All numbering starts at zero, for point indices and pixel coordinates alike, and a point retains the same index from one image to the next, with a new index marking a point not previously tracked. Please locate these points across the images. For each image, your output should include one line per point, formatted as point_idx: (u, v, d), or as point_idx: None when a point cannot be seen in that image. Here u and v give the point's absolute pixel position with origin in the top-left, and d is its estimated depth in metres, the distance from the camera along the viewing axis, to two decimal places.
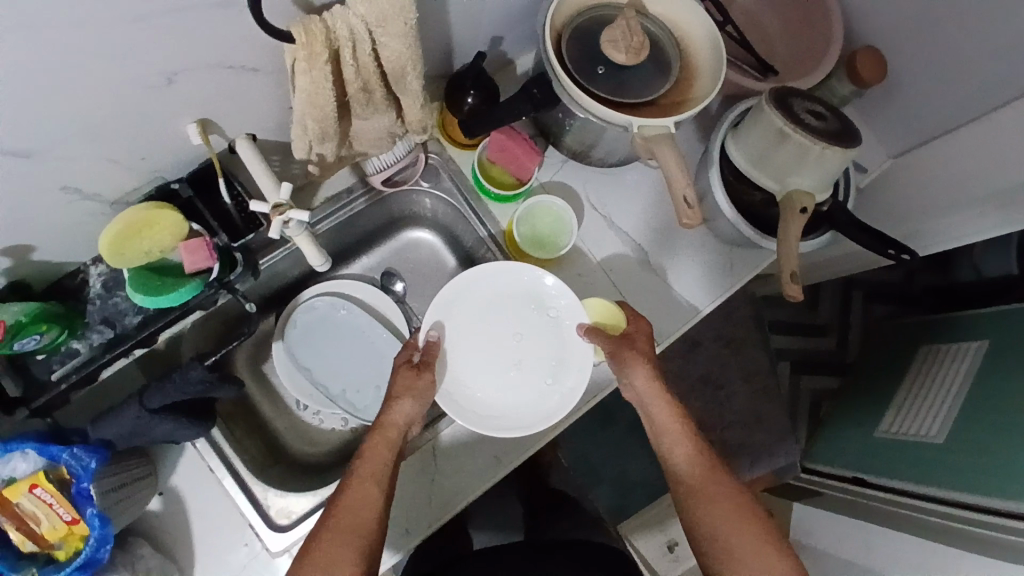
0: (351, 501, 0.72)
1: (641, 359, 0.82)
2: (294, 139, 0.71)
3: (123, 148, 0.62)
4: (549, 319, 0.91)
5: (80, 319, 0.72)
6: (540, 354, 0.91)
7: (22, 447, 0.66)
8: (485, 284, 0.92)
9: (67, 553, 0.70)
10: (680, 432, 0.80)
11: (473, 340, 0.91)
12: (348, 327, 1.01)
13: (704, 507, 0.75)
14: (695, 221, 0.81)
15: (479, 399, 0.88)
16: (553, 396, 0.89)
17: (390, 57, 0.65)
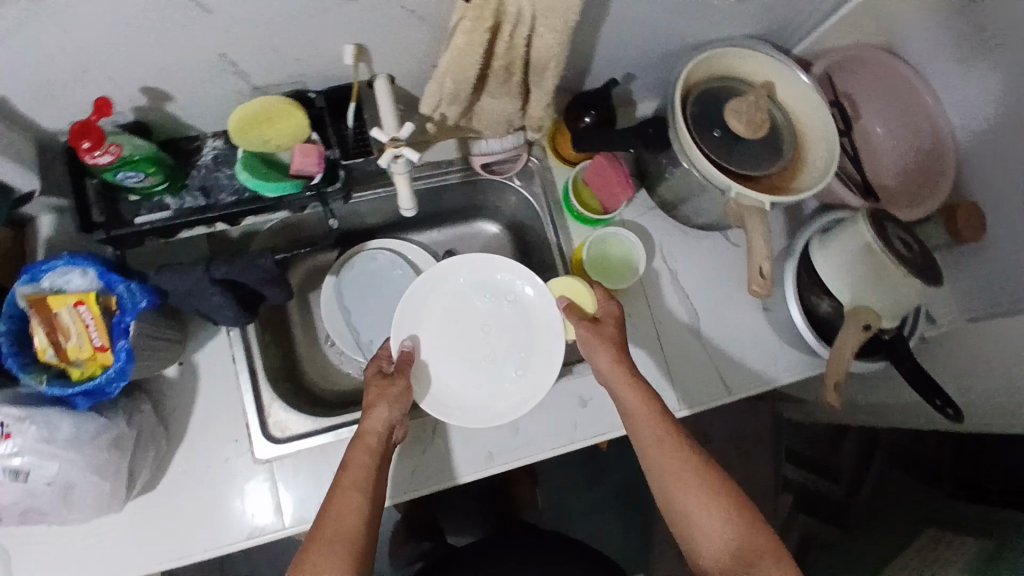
0: (333, 513, 0.70)
1: (607, 345, 0.82)
2: (427, 92, 0.77)
3: (286, 42, 0.69)
4: (508, 307, 0.96)
5: (182, 180, 0.79)
6: (508, 347, 0.94)
7: (86, 264, 0.71)
8: (461, 277, 0.96)
9: (80, 375, 0.73)
10: (646, 416, 0.77)
11: (443, 344, 0.93)
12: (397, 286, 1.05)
13: (675, 489, 0.73)
14: (764, 291, 0.84)
15: (458, 398, 0.90)
16: (529, 385, 0.90)
17: (541, 48, 0.71)
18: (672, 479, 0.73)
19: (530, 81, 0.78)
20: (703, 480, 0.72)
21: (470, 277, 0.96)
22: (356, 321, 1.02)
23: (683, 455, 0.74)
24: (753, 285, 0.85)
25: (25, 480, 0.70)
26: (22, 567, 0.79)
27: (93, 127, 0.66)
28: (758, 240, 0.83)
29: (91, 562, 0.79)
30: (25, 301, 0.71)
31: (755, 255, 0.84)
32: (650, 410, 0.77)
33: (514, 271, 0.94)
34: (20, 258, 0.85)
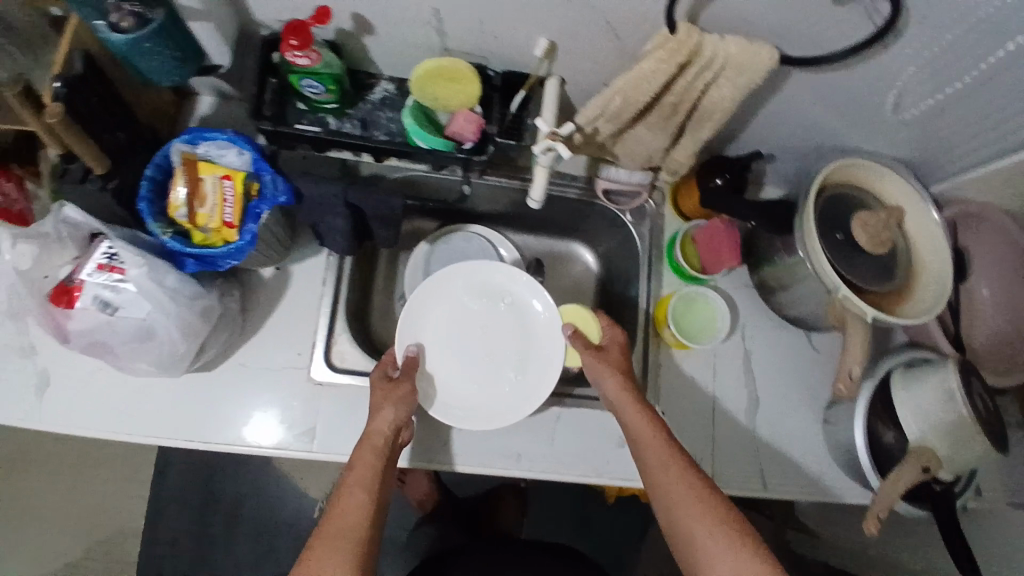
0: (337, 515, 0.72)
1: (612, 369, 0.88)
2: (589, 103, 0.80)
3: (494, 17, 0.74)
4: (504, 309, 0.99)
5: (349, 107, 0.85)
6: (504, 351, 0.97)
7: (247, 146, 0.77)
8: (464, 277, 0.98)
9: (202, 240, 0.78)
10: (650, 435, 0.81)
11: (445, 344, 0.96)
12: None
13: (678, 505, 0.75)
14: (849, 392, 0.91)
15: (458, 398, 0.92)
16: (525, 387, 0.93)
17: (714, 98, 0.76)
18: (676, 495, 0.75)
19: (687, 125, 0.82)
20: (706, 497, 0.74)
21: (471, 278, 0.98)
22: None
23: (685, 473, 0.77)
24: (841, 382, 0.91)
25: (111, 314, 0.75)
26: (79, 396, 0.86)
27: (306, 29, 0.71)
28: (855, 344, 0.88)
29: (133, 416, 0.85)
30: (180, 157, 0.77)
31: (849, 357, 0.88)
32: (655, 431, 0.81)
33: (514, 277, 0.98)
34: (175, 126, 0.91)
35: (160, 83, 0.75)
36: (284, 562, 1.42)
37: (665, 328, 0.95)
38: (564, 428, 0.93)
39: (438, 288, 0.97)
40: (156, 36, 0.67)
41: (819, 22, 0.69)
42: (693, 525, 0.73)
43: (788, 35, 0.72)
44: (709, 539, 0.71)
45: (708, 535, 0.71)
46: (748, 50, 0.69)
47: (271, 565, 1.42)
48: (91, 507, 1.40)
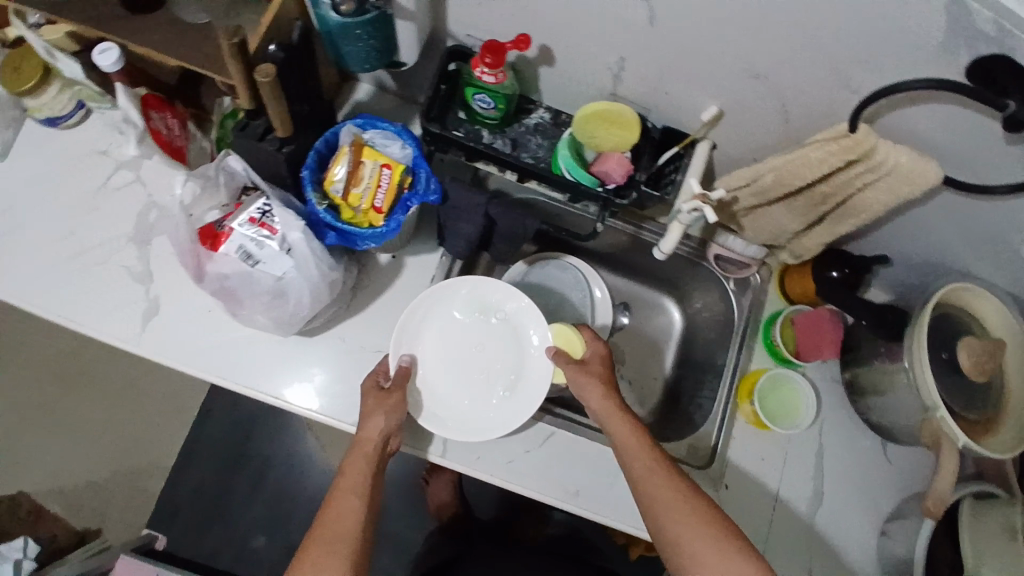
0: (330, 518, 0.76)
1: (596, 381, 0.88)
2: (737, 173, 0.83)
3: (674, 76, 0.78)
4: (496, 324, 0.95)
5: (504, 125, 0.89)
6: (495, 366, 0.94)
7: (412, 143, 0.82)
8: (463, 288, 0.94)
9: (350, 218, 0.81)
10: (637, 446, 0.82)
11: (437, 352, 0.93)
12: (574, 307, 1.11)
13: (664, 514, 0.77)
14: (937, 514, 0.88)
15: (449, 409, 0.91)
16: (512, 408, 0.91)
17: (865, 198, 0.78)
18: (663, 505, 0.77)
19: (825, 217, 0.85)
20: (693, 510, 0.76)
21: (470, 291, 0.94)
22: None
23: (671, 483, 0.78)
24: (929, 505, 0.89)
25: (250, 266, 0.78)
26: (182, 334, 0.89)
27: (502, 50, 0.76)
28: (947, 467, 0.86)
29: (228, 363, 0.89)
30: (350, 139, 0.82)
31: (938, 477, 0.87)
32: (641, 442, 0.82)
33: (512, 294, 0.94)
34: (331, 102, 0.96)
35: (353, 68, 0.79)
36: (294, 534, 1.44)
37: (746, 403, 0.97)
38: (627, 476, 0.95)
39: (434, 299, 0.93)
40: (367, 27, 0.72)
41: (989, 155, 0.71)
42: (681, 533, 0.75)
43: (954, 158, 0.73)
44: (697, 548, 0.74)
45: (696, 544, 0.74)
46: (919, 165, 0.70)
47: (281, 534, 1.43)
48: (129, 435, 1.44)
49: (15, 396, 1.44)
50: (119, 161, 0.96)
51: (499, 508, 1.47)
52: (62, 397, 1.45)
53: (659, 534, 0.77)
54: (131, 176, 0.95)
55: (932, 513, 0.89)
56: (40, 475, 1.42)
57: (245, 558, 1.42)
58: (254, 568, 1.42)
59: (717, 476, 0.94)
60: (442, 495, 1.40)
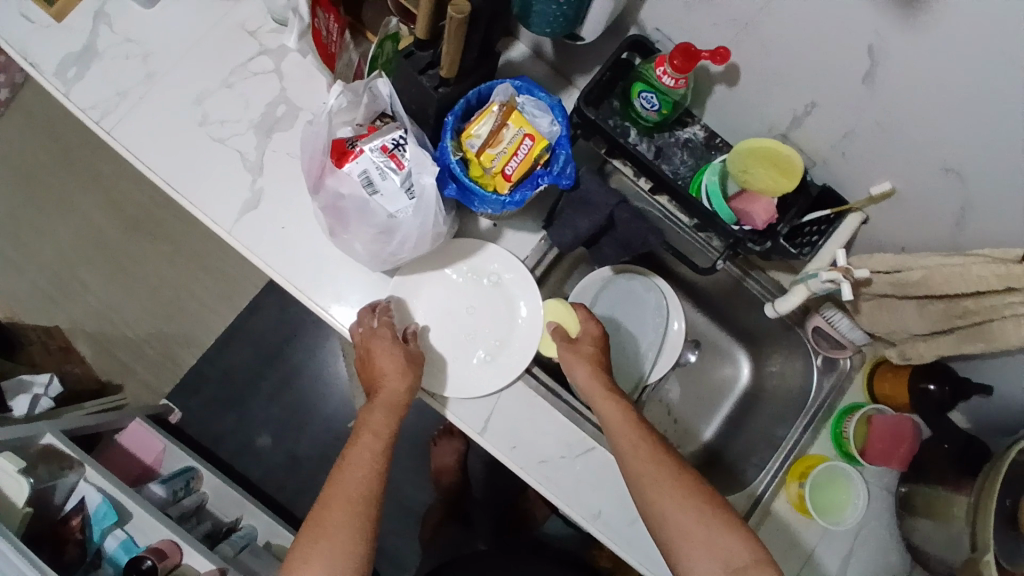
0: (345, 475, 0.76)
1: (585, 360, 0.88)
2: (880, 257, 0.79)
3: (859, 140, 0.72)
4: (486, 289, 0.92)
5: (656, 130, 0.85)
6: (484, 327, 0.91)
7: (562, 120, 0.78)
8: (457, 252, 0.91)
9: (478, 176, 0.79)
10: (621, 421, 0.81)
11: (424, 306, 0.90)
12: (649, 330, 1.09)
13: (647, 485, 0.75)
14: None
15: (438, 366, 0.88)
16: (489, 373, 0.89)
17: (1007, 328, 0.72)
18: (646, 476, 0.76)
19: (954, 331, 0.79)
20: (676, 483, 0.75)
21: (465, 255, 0.91)
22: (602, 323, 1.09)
23: (655, 456, 0.77)
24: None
25: (368, 193, 0.76)
26: (270, 234, 0.88)
27: (696, 58, 0.71)
28: None
29: (309, 279, 0.88)
30: (502, 99, 0.78)
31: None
32: (625, 420, 0.81)
33: (507, 263, 0.91)
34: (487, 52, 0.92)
35: (535, 29, 0.75)
36: (297, 448, 1.45)
37: (795, 484, 0.94)
38: None
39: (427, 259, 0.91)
40: None
41: None
42: (663, 504, 0.74)
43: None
44: (679, 520, 0.72)
45: (678, 516, 0.73)
46: None
47: (284, 444, 1.45)
48: (173, 304, 1.46)
49: (84, 232, 1.47)
50: (262, 46, 0.94)
51: (495, 490, 1.46)
52: (123, 248, 1.48)
53: (645, 509, 0.76)
54: (271, 65, 0.93)
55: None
56: (83, 314, 1.46)
57: (245, 454, 1.44)
58: (249, 467, 1.44)
59: None
60: (446, 460, 1.41)
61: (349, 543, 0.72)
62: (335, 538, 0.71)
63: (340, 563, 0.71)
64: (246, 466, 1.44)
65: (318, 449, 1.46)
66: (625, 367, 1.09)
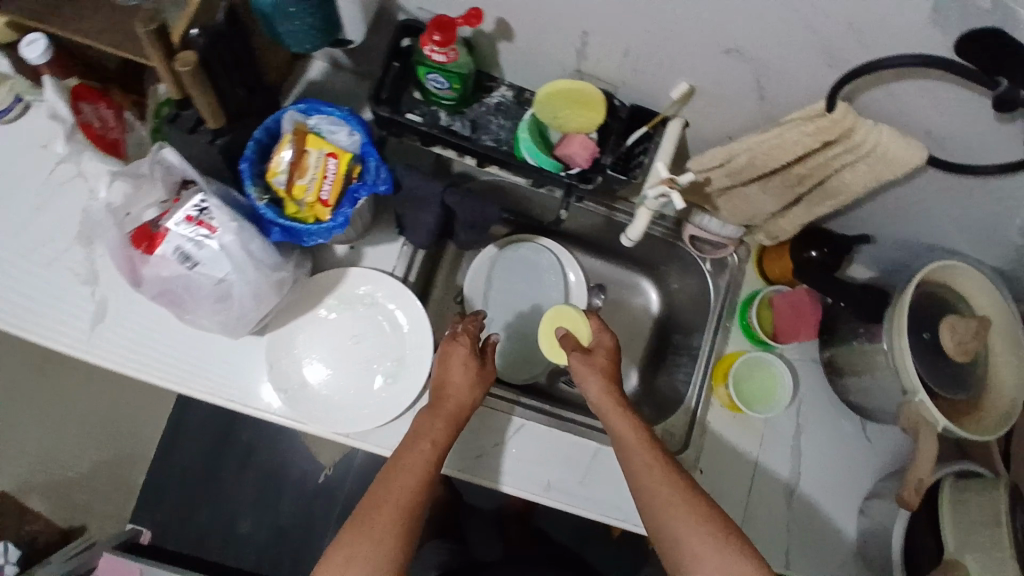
0: (395, 485, 0.72)
1: (598, 374, 0.85)
2: (709, 152, 0.78)
3: (640, 51, 0.71)
4: (364, 313, 0.89)
5: (464, 105, 0.83)
6: (374, 351, 0.89)
7: (359, 129, 0.76)
8: (321, 287, 0.89)
9: (293, 213, 0.76)
10: (637, 445, 0.79)
11: (308, 351, 0.88)
12: (550, 291, 1.08)
13: (660, 509, 0.75)
14: (913, 506, 0.85)
15: (342, 404, 0.87)
16: (392, 395, 0.87)
17: (843, 178, 0.72)
18: (660, 501, 0.75)
19: (803, 197, 0.79)
20: (691, 505, 0.74)
21: (331, 288, 0.89)
22: (504, 302, 1.09)
23: (669, 479, 0.77)
24: (904, 494, 0.86)
25: (188, 267, 0.73)
26: (134, 336, 0.85)
27: (452, 27, 0.69)
28: (928, 453, 0.83)
29: (186, 368, 0.85)
30: (292, 126, 0.76)
31: (915, 469, 0.86)
32: (642, 439, 0.79)
33: (375, 282, 0.89)
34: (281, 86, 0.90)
35: (293, 49, 0.73)
36: (280, 521, 1.42)
37: (721, 387, 0.95)
38: (598, 468, 0.92)
39: (293, 304, 0.88)
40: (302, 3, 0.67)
41: (982, 137, 0.66)
42: (676, 527, 0.73)
43: (943, 142, 0.69)
44: (692, 543, 0.72)
45: (691, 539, 0.72)
46: (903, 144, 0.65)
47: (265, 521, 1.41)
48: (106, 428, 1.42)
49: None
50: (58, 154, 0.89)
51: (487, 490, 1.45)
52: (36, 393, 1.42)
53: (656, 531, 0.75)
54: (74, 170, 0.89)
55: (908, 502, 0.86)
56: (20, 471, 1.39)
57: (230, 546, 1.39)
58: (239, 554, 1.39)
59: (691, 463, 0.93)
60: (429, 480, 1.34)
61: (388, 555, 0.69)
62: (378, 552, 0.68)
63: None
64: (236, 556, 1.39)
65: (300, 513, 1.42)
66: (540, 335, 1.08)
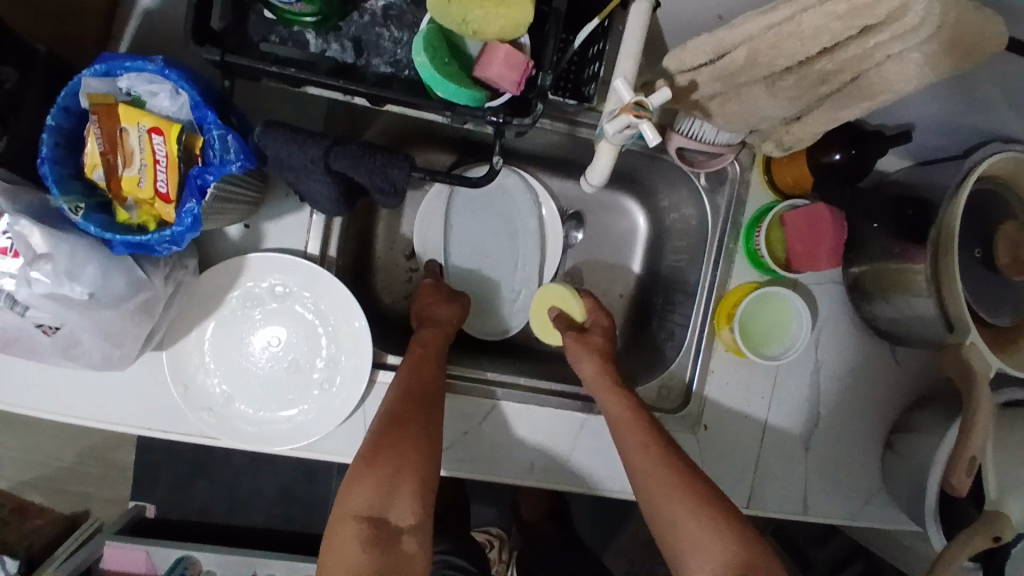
0: (410, 380, 0.69)
1: (592, 353, 0.77)
2: (694, 44, 0.55)
3: None
4: (281, 309, 0.73)
5: (338, 19, 0.60)
6: (302, 353, 0.73)
7: (182, 86, 0.54)
8: (225, 285, 0.72)
9: (126, 221, 0.59)
10: (631, 422, 0.71)
11: (218, 360, 0.72)
12: (520, 224, 0.90)
13: (653, 490, 0.66)
14: (962, 491, 0.65)
15: (275, 415, 0.72)
16: (328, 402, 0.73)
17: (888, 72, 0.49)
18: (652, 476, 0.66)
19: (825, 98, 0.56)
20: (690, 484, 0.65)
21: (240, 285, 0.72)
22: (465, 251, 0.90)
23: (665, 454, 0.68)
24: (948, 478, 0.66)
25: (20, 313, 0.57)
26: (8, 379, 0.68)
27: None
28: (984, 411, 0.65)
29: (81, 400, 0.70)
30: (87, 100, 0.55)
31: (963, 443, 0.66)
32: (636, 416, 0.71)
33: (289, 273, 0.72)
34: (110, 27, 0.67)
35: None
36: (282, 481, 1.32)
37: (725, 329, 0.78)
38: (587, 438, 0.80)
39: (190, 311, 0.71)
40: None
41: None
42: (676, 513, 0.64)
43: None
44: (692, 531, 0.63)
45: (693, 526, 0.63)
46: (980, 19, 0.43)
47: (268, 475, 1.32)
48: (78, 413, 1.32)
49: None
50: None
51: None
52: None
53: (651, 514, 0.66)
54: None
55: (956, 488, 0.66)
56: (3, 469, 1.28)
57: (235, 511, 1.31)
58: (248, 516, 1.31)
59: (694, 418, 0.80)
60: None
61: (419, 442, 0.65)
62: (410, 439, 0.64)
63: (406, 467, 0.63)
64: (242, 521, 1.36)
65: (300, 465, 1.32)
66: (513, 284, 0.91)
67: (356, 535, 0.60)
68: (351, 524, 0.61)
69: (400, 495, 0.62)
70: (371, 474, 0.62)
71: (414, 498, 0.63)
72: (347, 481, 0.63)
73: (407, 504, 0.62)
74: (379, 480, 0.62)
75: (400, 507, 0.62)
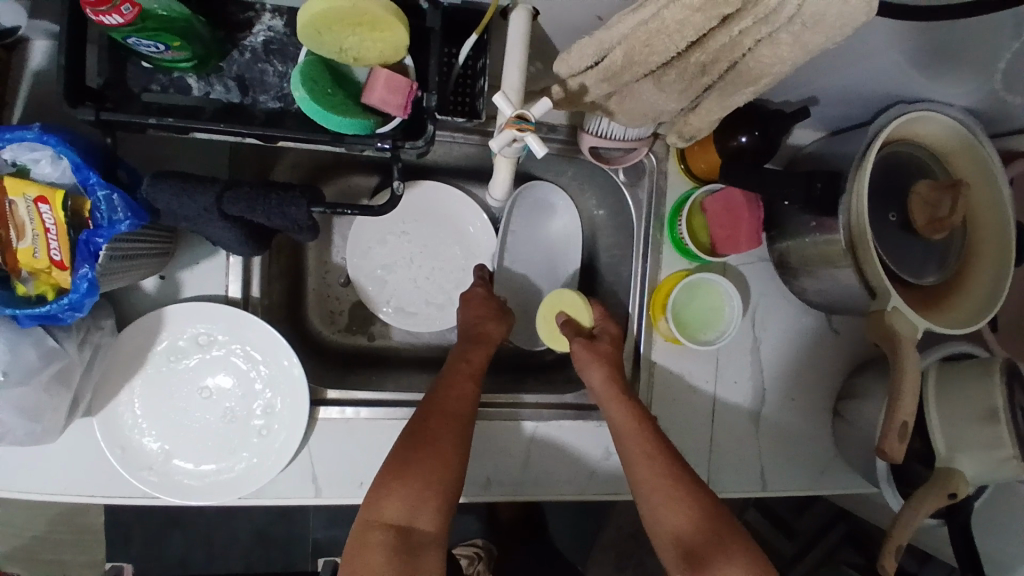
0: (449, 397, 0.70)
1: (602, 363, 0.76)
2: (575, 48, 0.55)
3: None
4: (210, 358, 0.72)
5: (218, 60, 0.59)
6: (235, 400, 0.72)
7: (60, 150, 0.52)
8: (146, 341, 0.70)
9: (24, 294, 0.57)
10: (634, 431, 0.71)
11: (148, 417, 0.70)
12: (529, 233, 0.90)
13: (649, 499, 0.68)
14: (896, 458, 0.66)
15: (214, 467, 0.71)
16: (266, 447, 0.72)
17: (762, 56, 0.50)
18: (667, 458, 0.69)
19: (711, 88, 0.57)
20: (690, 484, 0.68)
21: (162, 339, 0.70)
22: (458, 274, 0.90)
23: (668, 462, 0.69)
24: (884, 446, 0.66)
25: None
26: None
27: None
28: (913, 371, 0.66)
29: (12, 475, 0.67)
30: None
31: (896, 408, 0.66)
32: (641, 427, 0.71)
33: (211, 321, 0.71)
34: None
35: None
36: (259, 523, 1.30)
37: (661, 320, 0.79)
38: (538, 447, 0.79)
39: (113, 371, 0.69)
40: None
41: None
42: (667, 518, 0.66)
43: None
44: (684, 526, 0.65)
45: (684, 525, 0.65)
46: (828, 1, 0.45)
47: (243, 520, 1.29)
48: None
49: None
50: None
51: None
52: None
53: (648, 522, 0.68)
54: None
55: (892, 455, 0.66)
56: None
57: (214, 558, 1.28)
58: (228, 563, 1.28)
59: None
60: None
61: (445, 460, 0.65)
62: (443, 454, 0.65)
63: (435, 481, 0.64)
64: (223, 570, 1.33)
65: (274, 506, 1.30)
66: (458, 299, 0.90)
67: (381, 543, 0.60)
68: (376, 533, 0.60)
69: (427, 508, 0.62)
70: (399, 487, 0.62)
71: (439, 513, 0.63)
72: (377, 491, 0.63)
73: (431, 517, 0.63)
74: (405, 494, 0.62)
75: (427, 519, 0.62)
